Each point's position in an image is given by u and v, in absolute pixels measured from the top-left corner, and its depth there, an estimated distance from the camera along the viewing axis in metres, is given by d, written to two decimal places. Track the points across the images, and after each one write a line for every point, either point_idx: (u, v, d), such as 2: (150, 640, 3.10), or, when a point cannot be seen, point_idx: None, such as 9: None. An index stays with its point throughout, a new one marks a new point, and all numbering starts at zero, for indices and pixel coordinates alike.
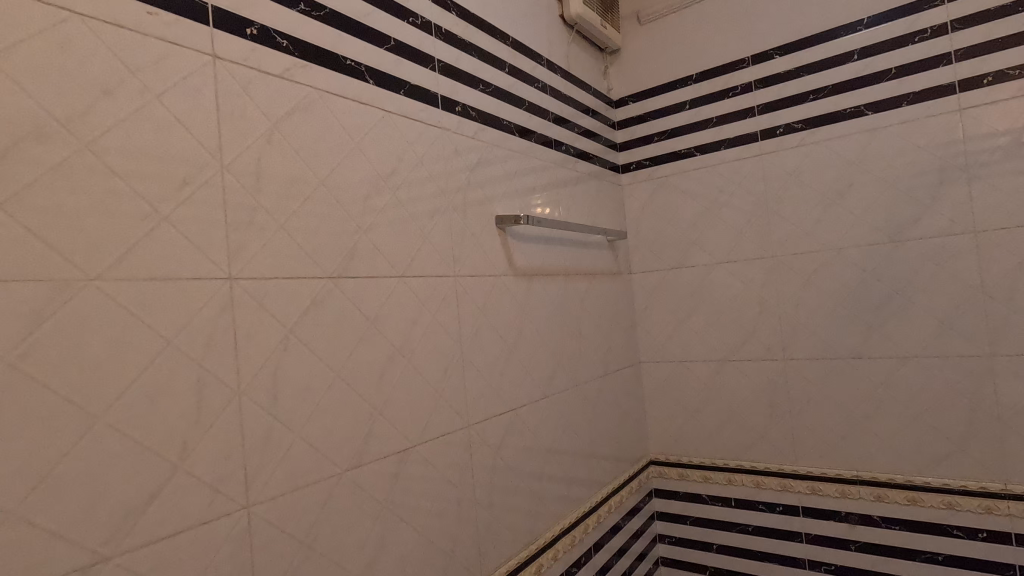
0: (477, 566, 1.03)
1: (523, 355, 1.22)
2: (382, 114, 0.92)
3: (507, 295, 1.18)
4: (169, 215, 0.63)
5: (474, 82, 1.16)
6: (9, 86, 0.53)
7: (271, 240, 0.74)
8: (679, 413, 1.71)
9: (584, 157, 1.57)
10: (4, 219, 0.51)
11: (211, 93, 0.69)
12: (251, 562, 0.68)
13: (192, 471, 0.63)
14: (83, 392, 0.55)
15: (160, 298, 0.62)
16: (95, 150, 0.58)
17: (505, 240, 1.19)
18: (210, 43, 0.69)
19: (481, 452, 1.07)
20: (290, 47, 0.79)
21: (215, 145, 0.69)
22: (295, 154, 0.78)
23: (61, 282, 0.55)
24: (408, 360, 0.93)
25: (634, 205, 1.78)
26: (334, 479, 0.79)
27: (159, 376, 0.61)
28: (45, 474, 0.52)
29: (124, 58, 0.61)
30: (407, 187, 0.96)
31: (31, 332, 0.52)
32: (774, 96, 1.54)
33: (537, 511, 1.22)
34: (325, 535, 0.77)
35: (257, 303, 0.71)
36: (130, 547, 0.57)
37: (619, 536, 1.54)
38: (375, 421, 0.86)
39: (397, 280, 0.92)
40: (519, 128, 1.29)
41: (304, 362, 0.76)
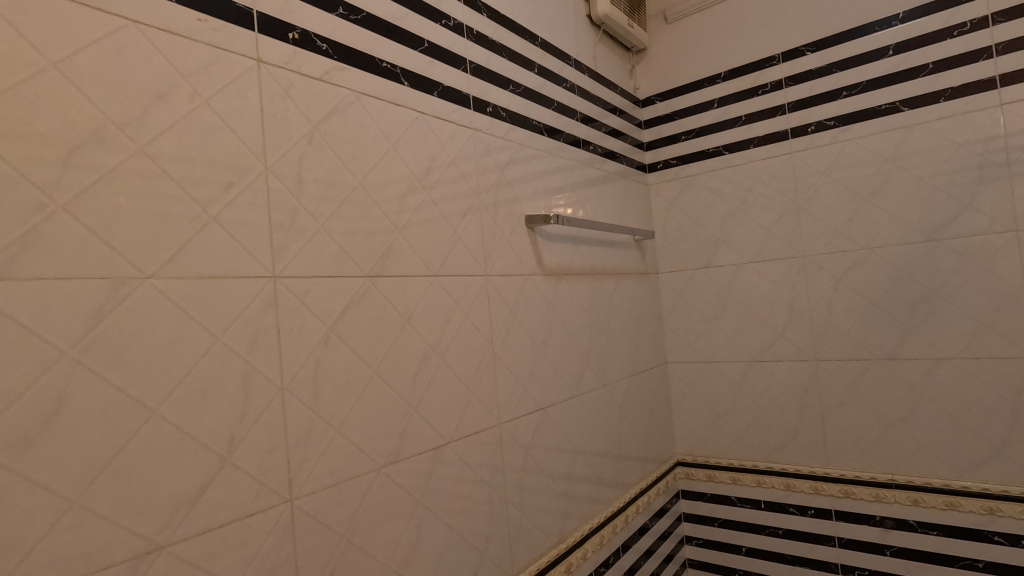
0: (508, 564, 1.04)
1: (552, 354, 1.22)
2: (416, 115, 0.94)
3: (537, 294, 1.19)
4: (217, 215, 0.65)
5: (504, 83, 1.17)
6: (73, 93, 0.55)
7: (312, 240, 0.75)
8: (707, 414, 1.70)
9: (611, 157, 1.57)
10: (68, 219, 0.54)
11: (255, 96, 0.71)
12: (294, 554, 0.69)
13: (239, 465, 0.65)
14: (140, 386, 0.57)
15: (209, 296, 0.64)
16: (149, 153, 0.60)
17: (535, 240, 1.20)
18: (254, 48, 0.71)
19: (512, 450, 1.08)
20: (329, 50, 0.81)
21: (259, 147, 0.70)
22: (334, 155, 0.80)
23: (119, 281, 0.57)
24: (442, 358, 0.94)
25: (660, 205, 1.77)
26: (371, 474, 0.80)
27: (208, 372, 0.63)
28: (105, 465, 0.54)
29: (176, 64, 0.63)
30: (441, 187, 0.97)
31: (92, 328, 0.55)
32: (805, 93, 1.51)
33: (566, 510, 1.22)
34: (363, 529, 0.78)
35: (299, 300, 0.73)
36: (183, 537, 0.59)
37: (646, 537, 1.54)
38: (410, 418, 0.87)
39: (431, 280, 0.94)
40: (548, 128, 1.30)
41: (343, 359, 0.78)
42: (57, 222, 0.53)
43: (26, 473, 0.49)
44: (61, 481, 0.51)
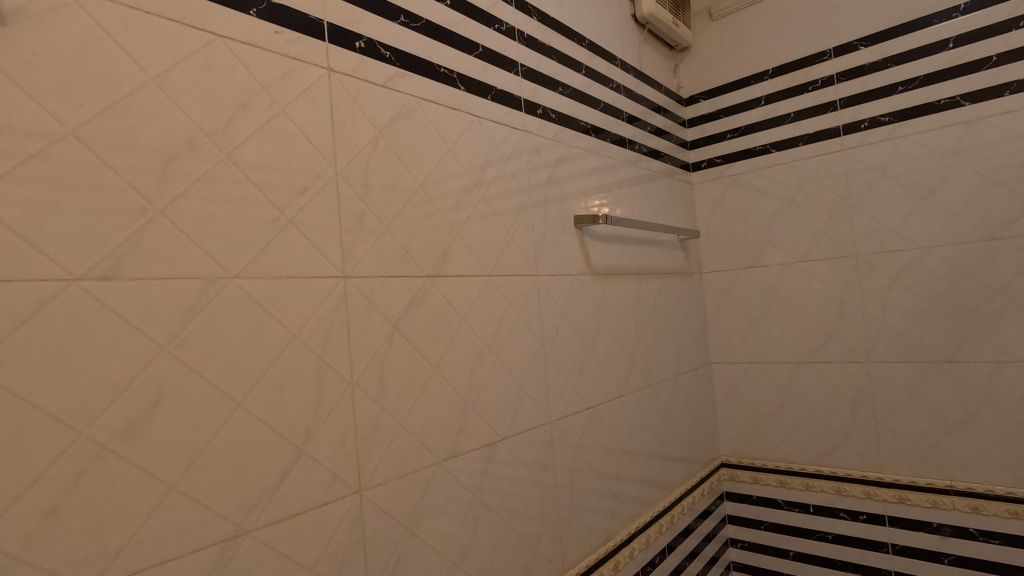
0: (559, 561, 1.05)
1: (600, 353, 1.23)
2: (471, 119, 0.96)
3: (585, 294, 1.20)
4: (293, 218, 0.69)
5: (554, 85, 1.18)
6: (169, 106, 0.59)
7: (378, 241, 0.78)
8: (752, 415, 1.68)
9: (656, 156, 1.56)
10: (164, 223, 0.57)
11: (327, 104, 0.74)
12: (364, 543, 0.72)
13: (315, 456, 0.68)
14: (228, 379, 0.61)
15: (286, 295, 0.67)
16: (234, 160, 0.64)
17: (582, 239, 1.21)
18: (325, 58, 0.74)
19: (562, 449, 1.09)
20: (392, 58, 0.84)
21: (330, 153, 0.74)
22: (397, 159, 0.82)
23: (209, 280, 0.60)
24: (496, 357, 0.96)
25: (705, 204, 1.75)
26: (431, 468, 0.83)
27: (286, 367, 0.66)
28: (199, 452, 0.58)
29: (257, 75, 0.67)
30: (494, 188, 0.99)
31: (187, 325, 0.58)
32: (858, 88, 1.48)
33: (613, 509, 1.22)
34: (425, 521, 0.81)
35: (366, 299, 0.76)
36: (266, 523, 0.63)
37: (691, 538, 1.53)
38: (468, 414, 0.90)
39: (486, 279, 0.96)
40: (595, 128, 1.30)
41: (406, 356, 0.80)
42: (155, 225, 0.57)
43: (132, 459, 0.53)
44: (160, 467, 0.55)
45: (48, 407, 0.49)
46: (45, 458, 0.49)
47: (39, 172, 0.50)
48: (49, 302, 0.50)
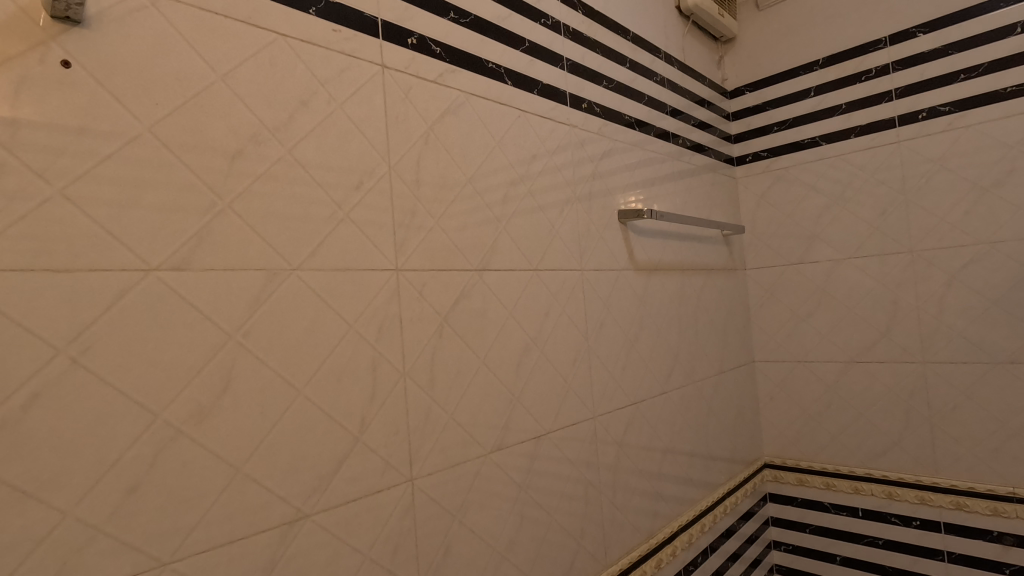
0: (602, 556, 1.05)
1: (643, 349, 1.22)
2: (518, 114, 0.96)
3: (629, 289, 1.19)
4: (350, 213, 0.70)
5: (598, 78, 1.17)
6: (237, 104, 0.61)
7: (428, 235, 0.79)
8: (798, 416, 1.63)
9: (700, 149, 1.53)
10: (230, 216, 0.60)
11: (380, 100, 0.75)
12: (415, 531, 0.74)
13: (369, 444, 0.70)
14: (289, 367, 0.63)
15: (343, 287, 0.69)
16: (295, 156, 0.65)
17: (626, 234, 1.20)
18: (379, 55, 0.76)
19: (605, 445, 1.09)
20: (443, 54, 0.85)
21: (384, 149, 0.75)
22: (446, 154, 0.83)
23: (272, 272, 0.62)
24: (541, 351, 0.96)
25: (749, 198, 1.71)
26: (479, 459, 0.84)
27: (343, 357, 0.68)
28: (263, 437, 0.60)
29: (316, 72, 0.69)
30: (539, 182, 0.99)
31: (252, 315, 0.60)
32: (915, 77, 1.42)
33: (655, 506, 1.21)
34: (473, 512, 0.82)
35: (418, 292, 0.77)
36: (324, 507, 0.65)
37: (733, 540, 1.50)
38: (514, 407, 0.90)
39: (532, 274, 0.96)
40: (638, 122, 1.29)
41: (454, 349, 0.81)
42: (223, 219, 0.59)
43: (202, 442, 0.56)
44: (228, 451, 0.58)
45: (128, 390, 0.52)
46: (126, 439, 0.51)
47: (119, 168, 0.53)
48: (129, 292, 0.52)
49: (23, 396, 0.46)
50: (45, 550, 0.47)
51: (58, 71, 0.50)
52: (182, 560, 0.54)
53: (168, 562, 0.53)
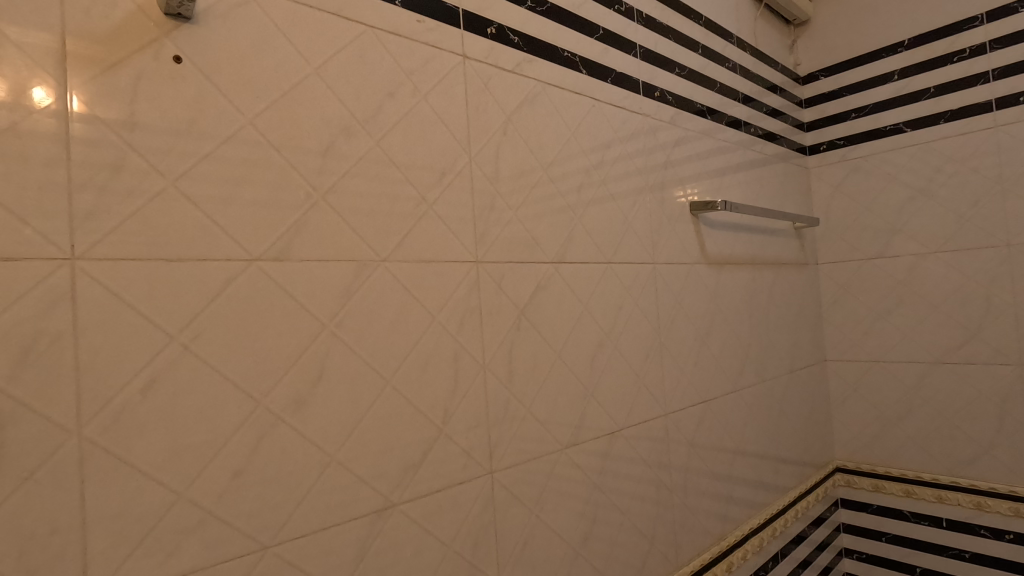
0: (673, 557, 1.02)
1: (715, 345, 1.18)
2: (592, 103, 0.94)
3: (700, 283, 1.15)
4: (433, 205, 0.70)
5: (671, 66, 1.13)
6: (329, 96, 0.62)
7: (507, 227, 0.79)
8: (874, 418, 1.55)
9: (772, 138, 1.47)
10: (324, 209, 0.60)
11: (462, 91, 0.75)
12: (495, 524, 0.74)
13: (452, 436, 0.70)
14: (379, 357, 0.64)
15: (427, 278, 0.69)
16: (383, 147, 0.66)
17: (697, 226, 1.15)
18: (460, 45, 0.75)
19: (677, 443, 1.06)
20: (520, 43, 0.83)
21: (465, 140, 0.75)
22: (524, 144, 0.82)
23: (362, 262, 0.63)
24: (614, 346, 0.94)
25: (823, 189, 1.63)
26: (555, 454, 0.83)
27: (427, 347, 0.68)
28: (354, 426, 0.61)
29: (402, 63, 0.69)
30: (613, 172, 0.97)
31: (344, 305, 0.61)
32: (1017, 57, 1.31)
33: (726, 508, 1.18)
34: (550, 506, 0.81)
35: (497, 284, 0.77)
36: (410, 497, 0.65)
37: (803, 546, 1.44)
38: (589, 403, 0.89)
39: (606, 266, 0.94)
40: (710, 110, 1.24)
41: (532, 342, 0.81)
42: (318, 211, 0.60)
43: (300, 429, 0.57)
44: (323, 438, 0.58)
45: (234, 376, 0.53)
46: (232, 424, 0.53)
47: (224, 160, 0.54)
48: (234, 281, 0.54)
49: (141, 381, 0.48)
50: (163, 530, 0.49)
51: (170, 67, 0.51)
52: (283, 544, 0.55)
53: (269, 546, 0.54)
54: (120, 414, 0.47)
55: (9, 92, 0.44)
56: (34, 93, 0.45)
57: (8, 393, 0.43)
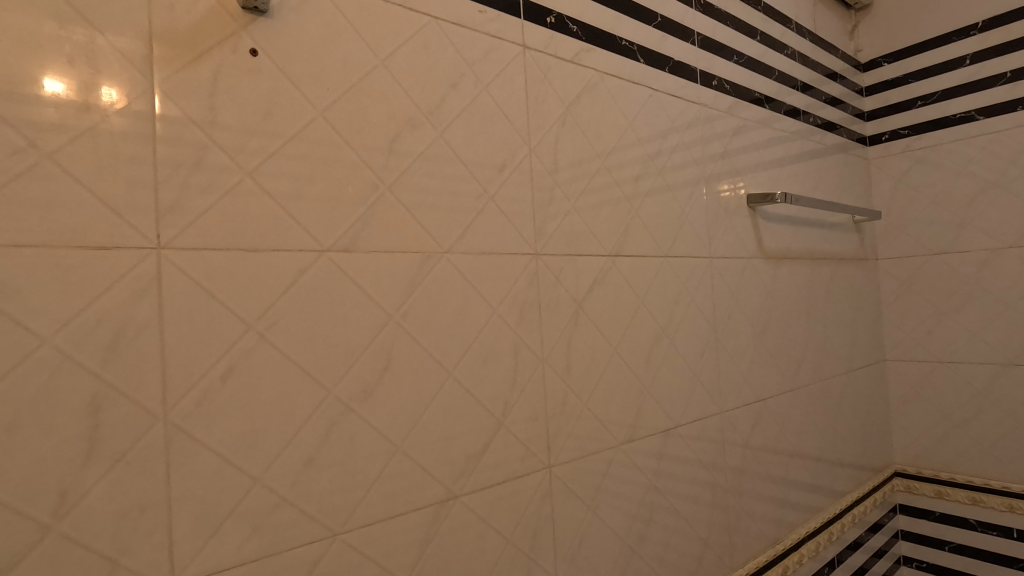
0: (728, 559, 1.00)
1: (772, 342, 1.14)
2: (650, 93, 0.92)
3: (757, 277, 1.11)
4: (494, 196, 0.70)
5: (729, 53, 1.10)
6: (395, 87, 0.62)
7: (566, 219, 0.78)
8: (938, 421, 1.48)
9: (831, 127, 1.41)
10: (391, 199, 0.61)
11: (522, 81, 0.74)
12: (552, 519, 0.73)
13: (511, 429, 0.69)
14: (441, 348, 0.64)
15: (488, 270, 0.68)
16: (446, 138, 0.66)
17: (754, 219, 1.12)
18: (521, 35, 0.74)
19: (733, 442, 1.03)
20: (579, 32, 0.82)
21: (525, 131, 0.74)
22: (582, 135, 0.81)
23: (426, 254, 0.63)
24: (671, 342, 0.92)
25: (884, 181, 1.56)
26: (611, 450, 0.82)
27: (488, 340, 0.68)
28: (419, 416, 0.61)
29: (465, 55, 0.68)
30: (670, 163, 0.94)
31: (409, 297, 0.61)
32: None
33: (782, 511, 1.14)
34: (606, 503, 0.80)
35: (556, 277, 0.76)
36: (472, 489, 0.65)
37: (860, 553, 1.39)
38: (645, 398, 0.87)
39: (662, 260, 0.92)
40: (768, 99, 1.19)
41: (589, 336, 0.80)
42: (385, 202, 0.60)
43: (368, 418, 0.57)
44: (390, 428, 0.59)
45: (306, 364, 0.54)
46: (304, 412, 0.54)
47: (296, 152, 0.55)
48: (306, 271, 0.54)
49: (221, 368, 0.49)
50: (242, 513, 0.50)
51: (247, 60, 0.52)
52: (352, 531, 0.56)
53: (339, 533, 0.55)
54: (203, 399, 0.48)
55: (93, 88, 0.45)
56: (105, 92, 0.46)
57: (101, 378, 0.44)
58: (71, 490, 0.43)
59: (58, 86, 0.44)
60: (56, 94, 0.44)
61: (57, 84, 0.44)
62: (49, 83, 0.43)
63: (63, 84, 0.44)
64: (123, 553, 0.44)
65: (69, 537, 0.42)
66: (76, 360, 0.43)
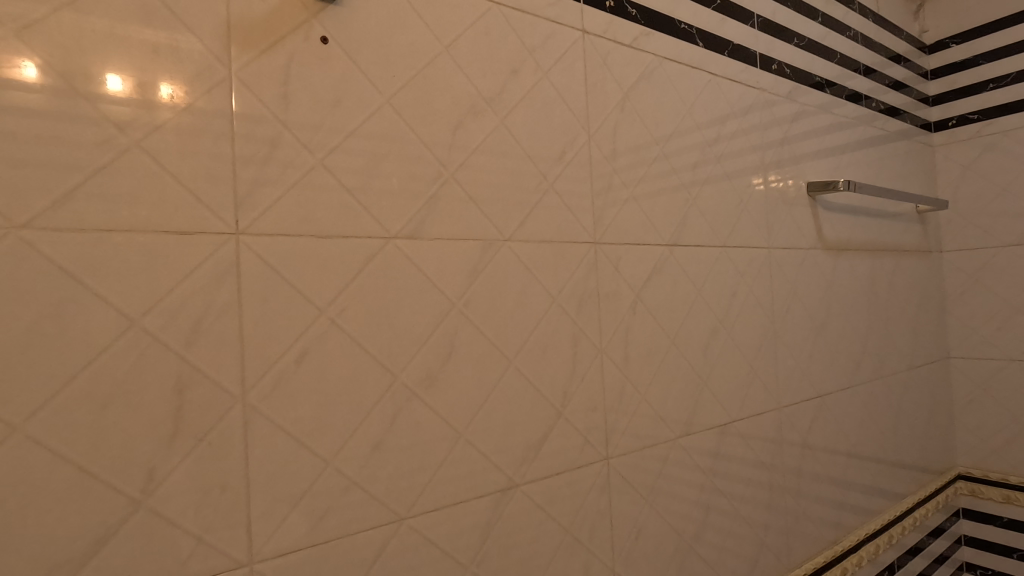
0: (785, 558, 0.97)
1: (831, 336, 1.10)
2: (708, 77, 0.89)
3: (817, 269, 1.07)
4: (554, 184, 0.69)
5: (789, 36, 1.05)
6: (458, 74, 0.61)
7: (623, 208, 0.76)
8: (1007, 422, 1.40)
9: (895, 113, 1.34)
10: (454, 186, 0.61)
11: (581, 66, 0.73)
12: (610, 511, 0.72)
13: (570, 420, 0.69)
14: (502, 337, 0.63)
15: (549, 259, 0.68)
16: (507, 125, 0.65)
17: (814, 209, 1.07)
18: (580, 20, 0.73)
19: (790, 439, 1.00)
20: (638, 16, 0.80)
21: (584, 118, 0.73)
22: (641, 122, 0.79)
23: (487, 242, 0.63)
24: (728, 334, 0.90)
25: (950, 170, 1.48)
26: (668, 444, 0.80)
27: (548, 329, 0.67)
28: (481, 404, 0.61)
29: (526, 41, 0.67)
30: (728, 150, 0.92)
31: (471, 284, 0.61)
32: None
33: (840, 511, 1.10)
34: (662, 497, 0.79)
35: (614, 266, 0.75)
36: (532, 478, 0.65)
37: (919, 558, 1.33)
38: (702, 392, 0.85)
39: (720, 250, 0.89)
40: (829, 83, 1.14)
41: (647, 326, 0.78)
42: (448, 189, 0.60)
43: (433, 405, 0.58)
44: (453, 416, 0.59)
45: (374, 350, 0.54)
46: (372, 397, 0.54)
47: (364, 141, 0.55)
48: (374, 258, 0.55)
49: (295, 352, 0.50)
50: (314, 495, 0.51)
51: (318, 48, 0.53)
52: (417, 516, 0.56)
53: (405, 518, 0.56)
54: (278, 382, 0.49)
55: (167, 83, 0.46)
56: (163, 89, 0.46)
57: (185, 359, 0.45)
58: (158, 468, 0.44)
59: (118, 83, 0.44)
60: (116, 92, 0.44)
61: (117, 81, 0.44)
62: (110, 80, 0.44)
63: (140, 75, 0.45)
64: (206, 531, 0.45)
65: (157, 512, 0.44)
66: (163, 342, 0.45)
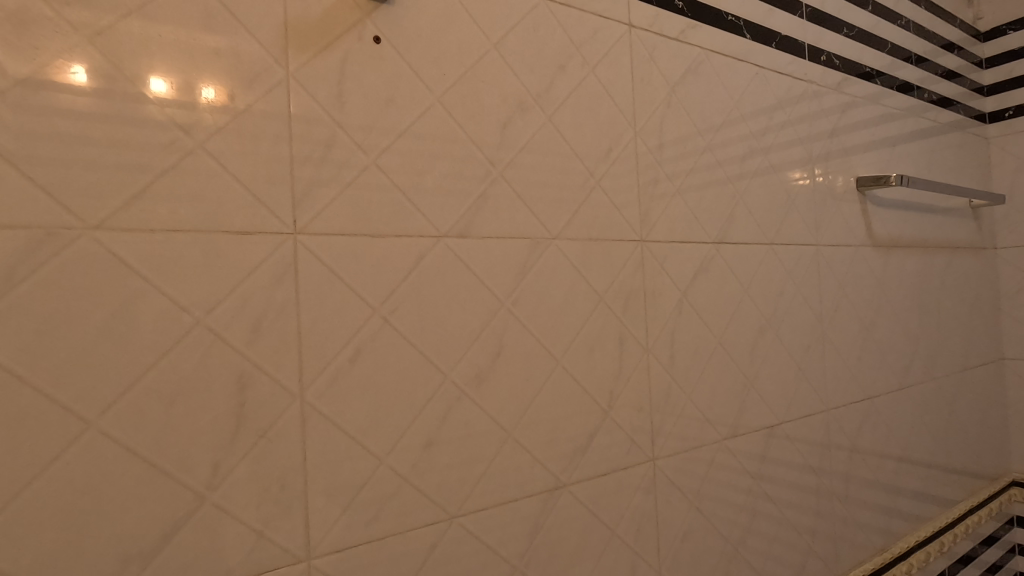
0: (833, 564, 0.94)
1: (880, 335, 1.06)
2: (755, 70, 0.87)
3: (866, 267, 1.04)
4: (601, 182, 0.68)
5: (839, 26, 1.02)
6: (507, 71, 0.61)
7: (670, 205, 0.75)
8: None
9: (947, 104, 1.29)
10: (503, 183, 0.60)
11: (628, 61, 0.72)
12: (656, 513, 0.71)
13: (617, 419, 0.68)
14: (550, 336, 0.63)
15: (595, 258, 0.67)
16: (554, 122, 0.64)
17: (864, 204, 1.04)
18: (627, 14, 0.72)
19: (838, 441, 0.97)
20: (684, 9, 0.78)
21: (630, 113, 0.71)
22: (687, 117, 0.78)
23: (535, 240, 0.62)
24: (775, 333, 0.88)
25: (1006, 162, 1.41)
26: (714, 445, 0.79)
27: (594, 328, 0.67)
28: (529, 403, 0.61)
29: (573, 36, 0.67)
30: (775, 144, 0.89)
31: (519, 283, 0.61)
32: None
33: (889, 516, 1.06)
34: (708, 499, 0.77)
35: (661, 265, 0.73)
36: (579, 478, 0.64)
37: (971, 567, 1.28)
38: (748, 393, 0.83)
39: (767, 248, 0.87)
40: (879, 74, 1.10)
41: (692, 325, 0.77)
42: (496, 187, 0.60)
43: (482, 404, 0.58)
44: (501, 415, 0.59)
45: (425, 348, 0.55)
46: (423, 396, 0.54)
47: (415, 140, 0.55)
48: (425, 256, 0.55)
49: (350, 350, 0.51)
50: (369, 493, 0.51)
51: (371, 47, 0.53)
52: (467, 515, 0.56)
53: (455, 516, 0.56)
54: (334, 380, 0.50)
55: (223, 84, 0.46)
56: (205, 92, 0.46)
57: (246, 357, 0.46)
58: (221, 464, 0.45)
59: (162, 85, 0.44)
60: (161, 95, 0.44)
61: (161, 83, 0.44)
62: (154, 83, 0.44)
63: (202, 77, 0.46)
64: (267, 525, 0.46)
65: (221, 506, 0.45)
66: (226, 340, 0.45)
